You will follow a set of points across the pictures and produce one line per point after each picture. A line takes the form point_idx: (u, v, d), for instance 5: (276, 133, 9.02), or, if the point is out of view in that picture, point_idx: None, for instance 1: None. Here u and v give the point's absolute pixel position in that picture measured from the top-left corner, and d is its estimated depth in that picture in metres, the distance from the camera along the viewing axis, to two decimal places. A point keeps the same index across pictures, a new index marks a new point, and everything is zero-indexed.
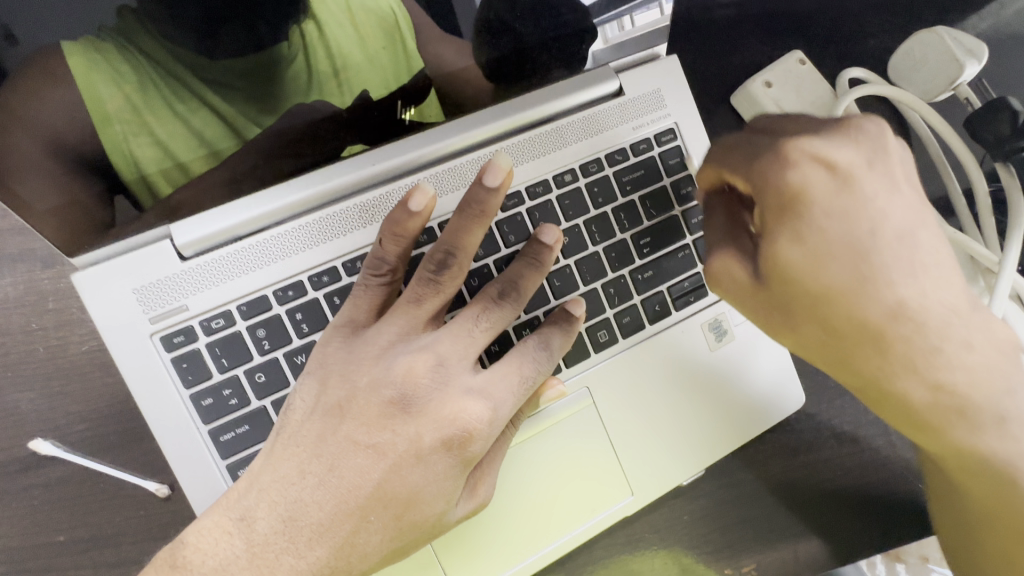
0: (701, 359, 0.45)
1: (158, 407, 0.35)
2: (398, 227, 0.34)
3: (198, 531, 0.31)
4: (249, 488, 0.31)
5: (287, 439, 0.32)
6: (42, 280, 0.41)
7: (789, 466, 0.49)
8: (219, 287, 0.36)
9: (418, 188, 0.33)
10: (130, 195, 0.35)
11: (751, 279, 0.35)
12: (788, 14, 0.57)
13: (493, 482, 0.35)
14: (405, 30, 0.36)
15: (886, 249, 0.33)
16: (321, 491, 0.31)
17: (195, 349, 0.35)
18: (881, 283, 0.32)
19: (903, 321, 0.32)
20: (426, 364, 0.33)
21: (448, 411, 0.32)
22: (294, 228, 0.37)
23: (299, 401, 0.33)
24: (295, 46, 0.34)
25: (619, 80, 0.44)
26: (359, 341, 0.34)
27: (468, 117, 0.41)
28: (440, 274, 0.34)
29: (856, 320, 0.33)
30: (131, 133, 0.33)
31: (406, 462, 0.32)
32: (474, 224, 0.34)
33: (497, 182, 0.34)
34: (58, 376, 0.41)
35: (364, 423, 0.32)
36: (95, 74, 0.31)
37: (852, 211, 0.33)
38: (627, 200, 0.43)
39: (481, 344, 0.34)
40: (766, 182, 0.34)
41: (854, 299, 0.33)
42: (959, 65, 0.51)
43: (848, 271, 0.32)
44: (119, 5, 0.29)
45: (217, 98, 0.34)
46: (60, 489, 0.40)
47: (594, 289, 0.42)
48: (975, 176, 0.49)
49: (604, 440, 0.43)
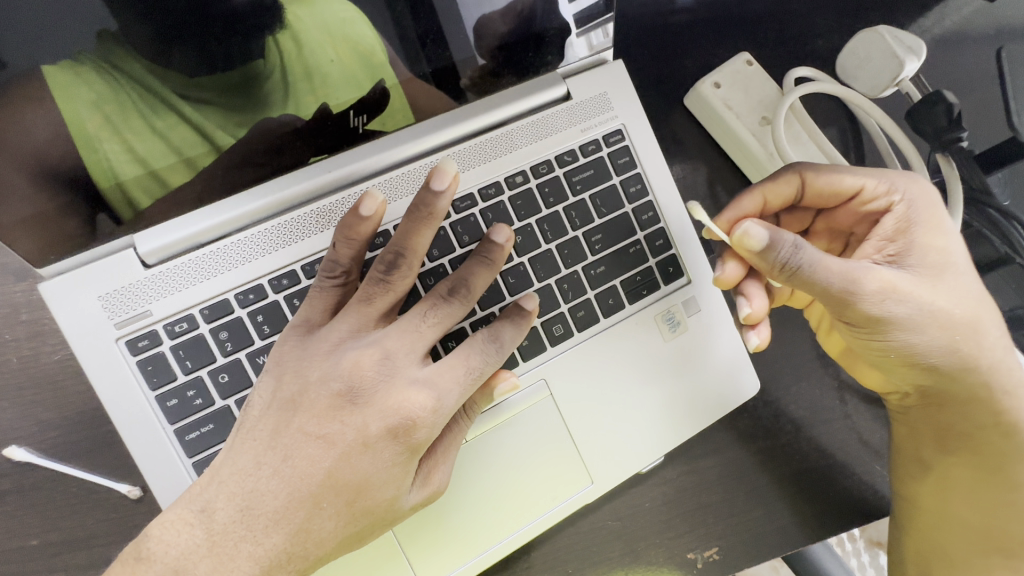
0: (653, 349, 0.47)
1: (125, 409, 0.36)
2: (349, 231, 0.35)
3: (161, 524, 0.32)
4: (209, 481, 0.33)
5: (244, 433, 0.33)
6: (16, 293, 0.43)
7: (748, 452, 0.50)
8: (182, 292, 0.37)
9: (367, 194, 0.35)
10: (110, 210, 0.36)
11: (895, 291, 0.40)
12: (739, 19, 0.59)
13: (448, 471, 0.36)
14: (376, 48, 0.38)
15: (963, 265, 0.43)
16: (276, 481, 0.32)
17: (159, 352, 0.37)
18: (968, 287, 0.43)
19: (976, 322, 0.42)
20: (373, 358, 0.34)
21: (394, 401, 0.34)
22: (254, 234, 0.39)
23: (256, 397, 0.34)
24: (271, 63, 0.36)
25: (566, 86, 0.46)
26: (312, 338, 0.35)
27: (420, 125, 0.43)
28: (390, 274, 0.36)
29: (977, 316, 0.42)
30: (110, 149, 0.35)
31: (355, 450, 0.33)
32: (422, 225, 0.36)
33: (444, 185, 0.36)
34: (31, 385, 0.42)
35: (315, 415, 0.33)
36: (75, 94, 0.33)
37: (948, 230, 0.43)
38: (578, 199, 0.45)
39: (428, 338, 0.36)
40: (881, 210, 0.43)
41: (953, 302, 0.42)
42: (898, 61, 0.54)
43: (953, 282, 0.42)
44: (99, 29, 0.31)
45: (195, 114, 0.35)
46: (34, 494, 0.41)
47: (549, 285, 0.44)
48: (916, 165, 0.52)
49: (561, 428, 0.44)
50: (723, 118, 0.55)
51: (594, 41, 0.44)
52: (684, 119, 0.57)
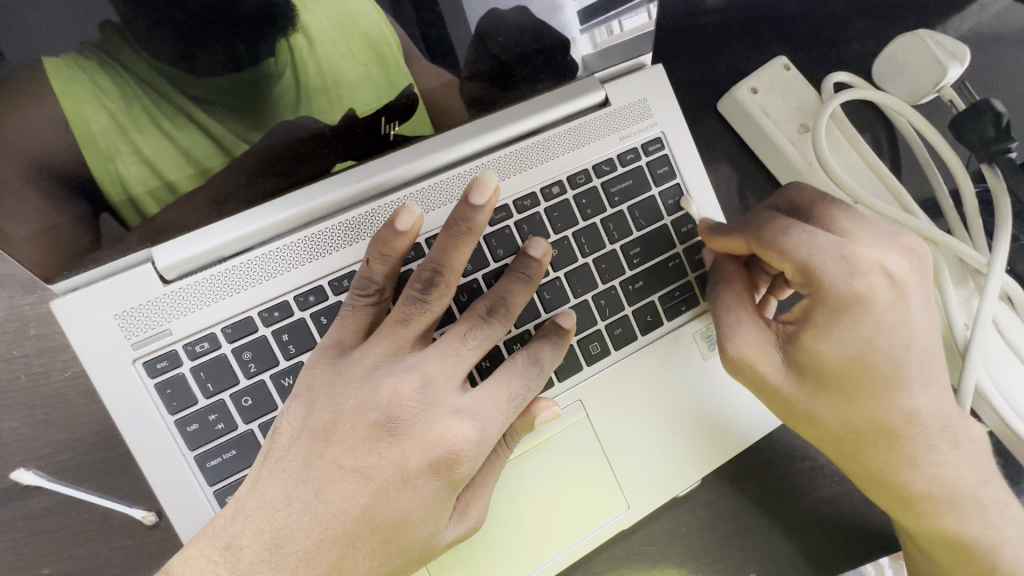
0: (693, 371, 0.44)
1: (143, 435, 0.34)
2: (384, 246, 0.33)
3: (182, 562, 0.30)
4: (235, 515, 0.31)
5: (273, 464, 0.31)
6: (24, 306, 0.40)
7: (786, 475, 0.48)
8: (203, 309, 0.35)
9: (404, 208, 0.33)
10: (116, 213, 0.34)
11: (781, 373, 0.39)
12: (773, 20, 0.57)
13: (486, 505, 0.35)
14: (393, 47, 0.36)
15: (917, 362, 0.37)
16: (308, 517, 0.30)
17: (180, 373, 0.35)
18: (906, 391, 0.38)
19: (916, 426, 0.38)
20: (412, 385, 0.32)
21: (435, 433, 0.32)
22: (279, 248, 0.37)
23: (286, 424, 0.32)
24: (284, 62, 0.33)
25: (605, 91, 0.44)
26: (344, 362, 0.33)
27: (452, 132, 0.41)
28: (428, 293, 0.34)
29: (878, 421, 0.38)
30: (116, 151, 0.32)
31: (393, 486, 0.31)
32: (461, 241, 0.34)
33: (483, 199, 0.33)
34: (42, 404, 0.40)
35: (350, 447, 0.31)
36: (79, 92, 0.30)
37: (904, 321, 0.36)
38: (616, 211, 0.43)
39: (468, 362, 0.34)
40: (835, 283, 0.36)
41: (878, 401, 0.37)
42: (941, 67, 0.51)
43: (886, 383, 0.37)
44: (103, 21, 0.29)
45: (206, 117, 0.33)
46: (45, 520, 0.39)
47: (585, 301, 0.42)
48: (961, 179, 0.49)
49: (598, 454, 0.42)
50: (760, 124, 0.52)
51: (598, 38, 0.42)
52: (717, 125, 0.55)
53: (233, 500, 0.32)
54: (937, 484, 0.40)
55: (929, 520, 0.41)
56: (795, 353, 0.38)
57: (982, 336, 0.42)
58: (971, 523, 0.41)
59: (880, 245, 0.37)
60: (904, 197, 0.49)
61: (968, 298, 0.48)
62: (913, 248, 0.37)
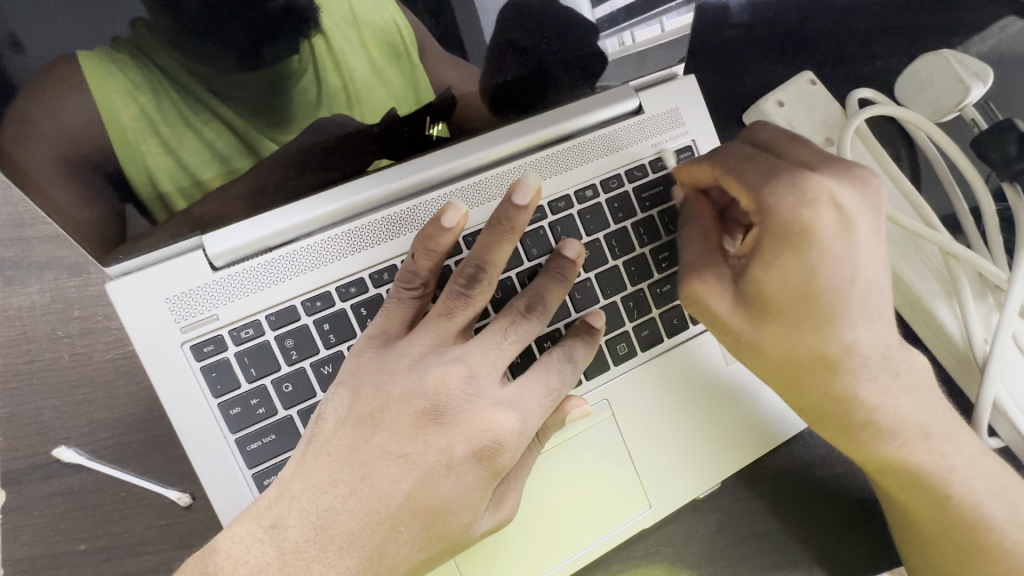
0: (717, 374, 0.45)
1: (188, 416, 0.35)
2: (430, 241, 0.35)
3: (229, 539, 0.32)
4: (280, 496, 0.32)
5: (319, 447, 0.33)
6: (69, 289, 0.42)
7: (802, 480, 0.49)
8: (249, 297, 0.36)
9: (451, 205, 0.35)
10: (141, 205, 0.34)
11: (730, 306, 0.38)
12: (797, 36, 0.58)
13: (519, 497, 0.36)
14: (411, 45, 0.36)
15: (861, 292, 0.35)
16: (353, 500, 0.32)
17: (225, 357, 0.36)
18: (846, 322, 0.36)
19: (857, 358, 0.36)
20: (458, 376, 0.34)
21: (480, 423, 0.33)
22: (324, 240, 0.38)
23: (331, 410, 0.34)
24: (304, 59, 0.34)
25: (638, 99, 0.45)
26: (391, 351, 0.35)
27: (492, 133, 0.42)
28: (471, 288, 0.35)
29: (817, 353, 0.36)
30: (144, 143, 0.33)
31: (437, 472, 0.32)
32: (503, 240, 0.35)
33: (525, 201, 0.35)
34: (83, 384, 0.41)
35: (396, 433, 0.33)
36: (112, 85, 0.31)
37: (859, 247, 0.35)
38: (647, 215, 0.44)
39: (509, 356, 0.35)
40: (780, 212, 0.35)
41: (822, 330, 0.36)
42: (965, 86, 0.52)
43: (824, 309, 0.35)
44: (134, 18, 0.29)
45: (232, 113, 0.33)
46: (82, 497, 0.40)
47: (614, 302, 0.43)
48: (981, 195, 0.50)
49: (624, 451, 0.43)
50: None
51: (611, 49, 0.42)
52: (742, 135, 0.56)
53: (275, 482, 0.33)
54: (879, 413, 0.38)
55: (944, 529, 0.40)
56: (744, 284, 0.37)
57: (1002, 351, 0.43)
58: (919, 453, 0.40)
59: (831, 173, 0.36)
60: (926, 211, 0.49)
61: (987, 313, 0.49)
62: (863, 178, 0.36)
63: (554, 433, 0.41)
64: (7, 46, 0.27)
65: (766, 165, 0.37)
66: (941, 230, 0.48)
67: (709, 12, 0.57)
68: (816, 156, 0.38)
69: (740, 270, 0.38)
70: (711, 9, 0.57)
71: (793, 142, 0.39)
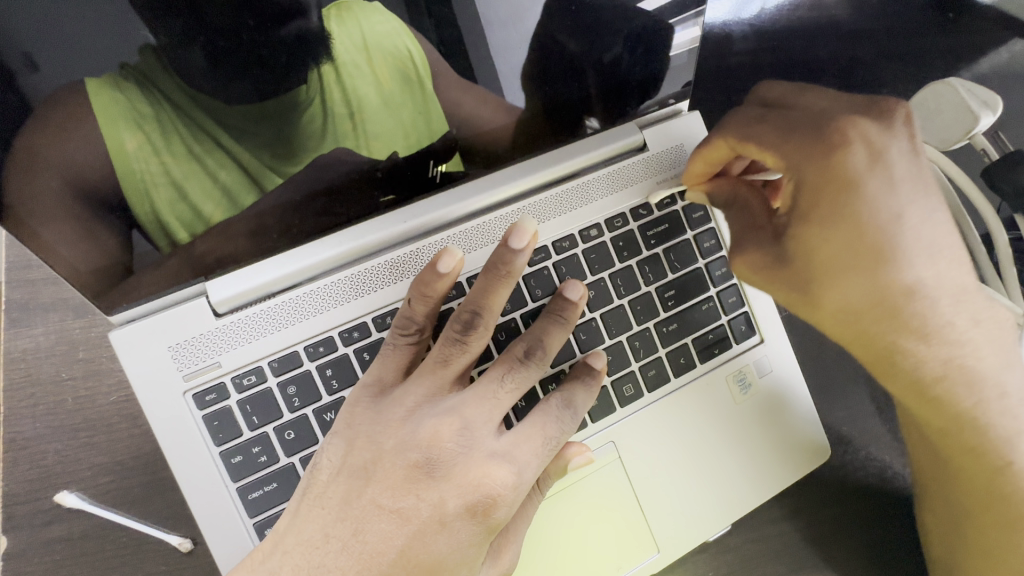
0: (726, 414, 0.44)
1: (190, 465, 0.35)
2: (426, 288, 0.35)
3: None
4: (273, 550, 0.32)
5: (313, 499, 0.33)
6: (73, 330, 0.43)
7: (817, 519, 0.47)
8: (251, 344, 0.36)
9: (447, 251, 0.35)
10: (145, 232, 0.33)
11: (776, 263, 0.38)
12: (802, 65, 0.58)
13: (518, 550, 0.35)
14: (421, 70, 0.36)
15: (913, 229, 0.35)
16: (344, 556, 0.31)
17: (227, 406, 0.35)
18: (905, 261, 0.35)
19: (925, 296, 0.35)
20: (452, 428, 0.34)
21: (473, 477, 0.33)
22: (326, 285, 0.38)
23: (326, 461, 0.34)
24: (313, 88, 0.33)
25: (643, 136, 0.45)
26: (385, 401, 0.35)
27: (497, 173, 0.42)
28: (467, 334, 0.35)
29: (883, 294, 0.35)
30: (148, 174, 0.32)
31: (430, 528, 0.32)
32: (499, 283, 0.35)
33: (523, 244, 0.35)
34: (85, 427, 0.41)
35: (389, 487, 0.33)
36: (115, 115, 0.30)
37: (906, 192, 0.36)
38: (652, 253, 0.44)
39: (503, 407, 0.35)
40: (813, 161, 0.36)
41: (882, 270, 0.35)
42: (973, 116, 0.51)
43: (881, 247, 0.35)
44: (142, 44, 0.28)
45: (236, 144, 0.33)
46: (82, 544, 0.39)
47: (620, 342, 0.43)
48: (993, 226, 0.49)
49: (627, 495, 0.42)
50: None
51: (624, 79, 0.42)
52: None
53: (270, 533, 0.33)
54: (954, 364, 0.36)
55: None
56: (790, 242, 0.37)
57: None
58: None
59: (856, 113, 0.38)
60: None
61: None
62: (890, 113, 0.38)
63: (556, 479, 0.40)
64: (22, 65, 0.27)
65: (791, 117, 0.38)
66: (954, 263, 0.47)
67: (713, 43, 0.57)
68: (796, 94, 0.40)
69: (782, 227, 0.38)
70: (714, 38, 0.57)
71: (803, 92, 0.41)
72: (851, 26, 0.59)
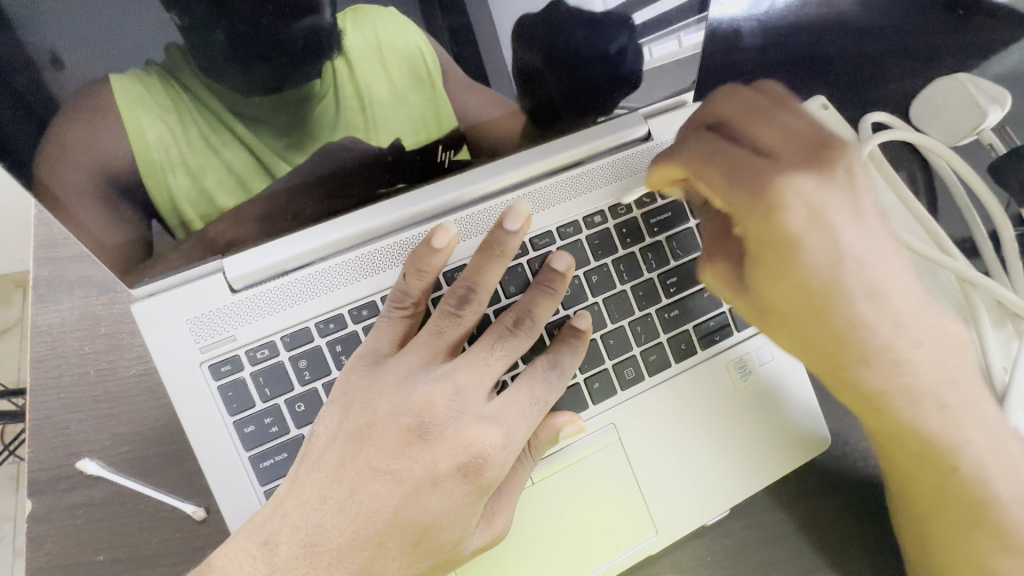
0: (726, 399, 0.45)
1: (204, 434, 0.36)
2: (422, 263, 0.37)
3: (224, 555, 0.33)
4: (274, 512, 0.33)
5: (310, 463, 0.34)
6: (97, 306, 0.45)
7: (816, 507, 0.47)
8: (265, 318, 0.38)
9: (441, 228, 0.36)
10: (164, 221, 0.35)
11: (739, 292, 0.40)
12: (809, 60, 0.59)
13: (511, 513, 0.37)
14: (433, 70, 0.37)
15: (853, 270, 0.36)
16: (341, 516, 0.33)
17: (241, 377, 0.37)
18: (847, 301, 0.35)
19: (867, 334, 0.36)
20: (443, 393, 0.35)
21: (464, 438, 0.34)
22: (338, 264, 0.40)
23: (323, 428, 0.35)
24: (327, 84, 0.34)
25: (647, 126, 0.46)
26: (380, 369, 0.36)
27: (505, 160, 0.43)
28: (461, 308, 0.37)
29: (828, 333, 0.36)
30: (168, 164, 0.34)
31: (424, 488, 0.33)
32: (493, 262, 0.37)
33: (516, 226, 0.37)
34: (106, 399, 0.43)
35: (384, 450, 0.34)
36: (138, 107, 0.31)
37: (846, 228, 0.36)
38: (655, 240, 0.45)
39: (495, 371, 0.37)
40: (749, 219, 0.36)
41: (827, 313, 0.36)
42: (981, 111, 0.51)
43: (821, 299, 0.36)
44: (167, 43, 0.30)
45: (250, 135, 0.34)
46: (101, 509, 0.41)
47: (622, 327, 0.44)
48: (1000, 221, 0.49)
49: (624, 474, 0.43)
50: None
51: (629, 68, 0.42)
52: None
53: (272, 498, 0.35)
54: (893, 383, 0.37)
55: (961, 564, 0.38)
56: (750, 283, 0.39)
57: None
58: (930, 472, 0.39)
59: (796, 164, 0.37)
60: (942, 237, 0.48)
61: (1007, 341, 0.47)
62: (830, 158, 0.37)
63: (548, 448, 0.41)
64: (46, 62, 0.28)
65: (733, 158, 0.37)
66: (959, 257, 0.47)
67: (720, 38, 0.58)
68: (743, 117, 0.39)
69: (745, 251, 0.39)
70: (722, 33, 0.58)
71: (754, 116, 0.39)
72: (860, 23, 0.59)
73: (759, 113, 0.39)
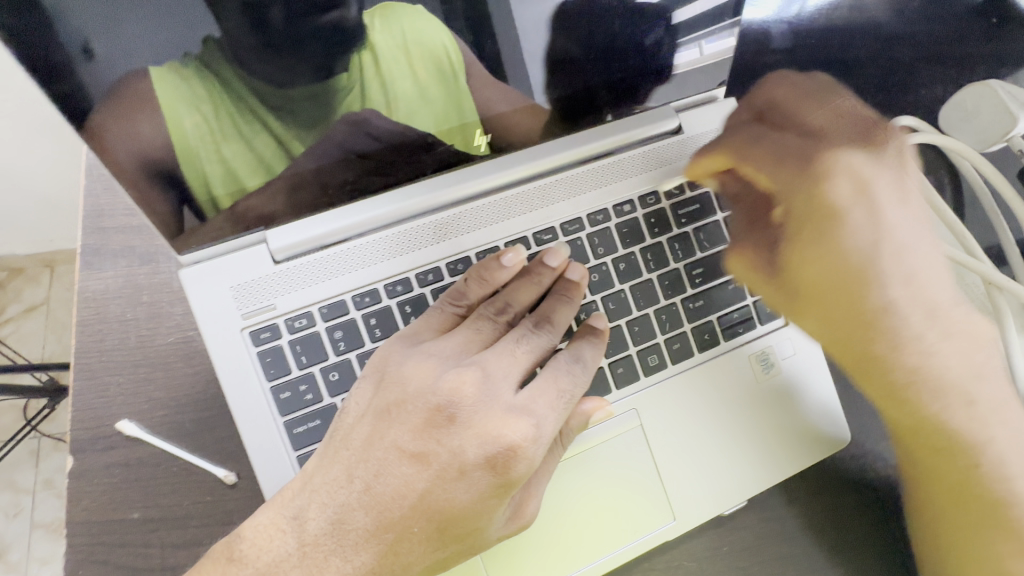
0: (748, 390, 0.45)
1: (242, 397, 0.38)
2: (487, 273, 0.40)
3: (254, 527, 0.35)
4: (302, 489, 0.35)
5: (339, 442, 0.36)
6: (139, 275, 0.46)
7: (836, 504, 0.47)
8: (305, 289, 0.40)
9: (513, 250, 0.40)
10: (195, 207, 0.35)
11: (769, 274, 0.46)
12: (840, 64, 0.59)
13: (539, 503, 0.38)
14: (456, 66, 0.37)
15: (890, 255, 0.44)
16: (366, 496, 0.34)
17: (278, 345, 0.38)
18: (881, 283, 0.43)
19: (897, 317, 0.43)
20: (473, 378, 0.36)
21: (492, 428, 0.34)
22: (376, 241, 0.41)
23: (354, 405, 0.36)
24: (354, 79, 0.34)
25: (679, 120, 0.47)
26: (415, 349, 0.37)
27: (539, 147, 0.44)
28: (500, 317, 0.40)
29: (860, 308, 0.43)
30: (203, 152, 0.34)
31: (449, 476, 0.34)
32: (530, 287, 0.40)
33: (556, 263, 0.41)
34: (145, 363, 0.45)
35: (411, 432, 0.34)
36: (175, 99, 0.31)
37: (889, 209, 0.45)
38: (682, 232, 0.46)
39: (522, 363, 0.38)
40: (798, 191, 0.45)
41: (866, 291, 0.43)
42: (1012, 117, 0.51)
43: (861, 275, 0.44)
44: (204, 36, 0.29)
45: (280, 125, 0.34)
46: (137, 469, 0.43)
47: (647, 315, 0.44)
48: None
49: (644, 462, 0.43)
50: None
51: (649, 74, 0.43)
52: None
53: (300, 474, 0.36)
54: (921, 371, 0.42)
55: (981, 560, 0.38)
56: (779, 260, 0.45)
57: None
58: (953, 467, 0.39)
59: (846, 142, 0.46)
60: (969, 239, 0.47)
61: None
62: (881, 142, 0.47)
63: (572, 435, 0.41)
64: (79, 54, 0.27)
65: (785, 143, 0.46)
66: (984, 259, 0.46)
67: (751, 39, 0.59)
68: (794, 105, 0.47)
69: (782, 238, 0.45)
70: (753, 35, 0.59)
71: (804, 104, 0.47)
72: (892, 28, 0.60)
73: (808, 103, 0.47)
